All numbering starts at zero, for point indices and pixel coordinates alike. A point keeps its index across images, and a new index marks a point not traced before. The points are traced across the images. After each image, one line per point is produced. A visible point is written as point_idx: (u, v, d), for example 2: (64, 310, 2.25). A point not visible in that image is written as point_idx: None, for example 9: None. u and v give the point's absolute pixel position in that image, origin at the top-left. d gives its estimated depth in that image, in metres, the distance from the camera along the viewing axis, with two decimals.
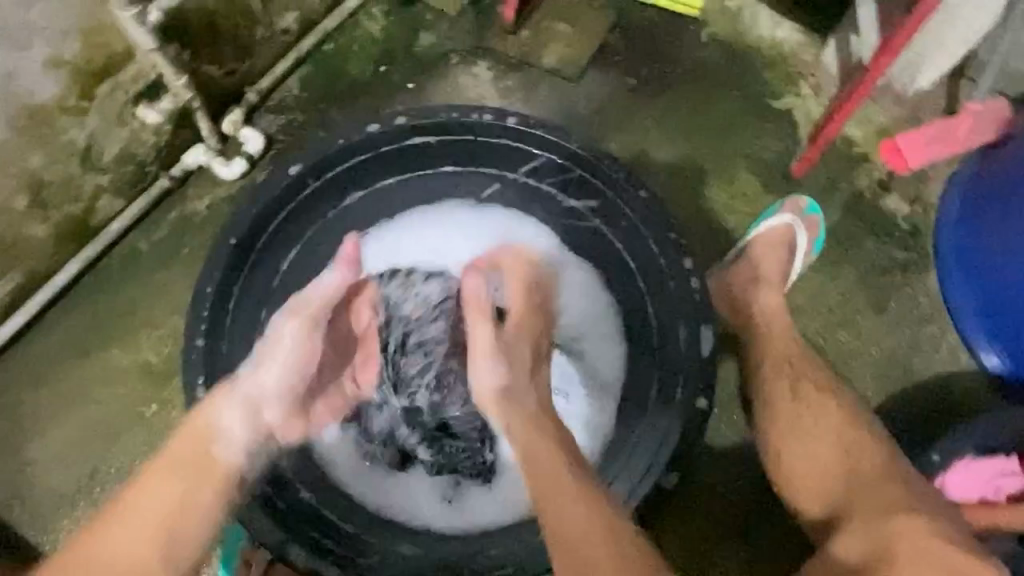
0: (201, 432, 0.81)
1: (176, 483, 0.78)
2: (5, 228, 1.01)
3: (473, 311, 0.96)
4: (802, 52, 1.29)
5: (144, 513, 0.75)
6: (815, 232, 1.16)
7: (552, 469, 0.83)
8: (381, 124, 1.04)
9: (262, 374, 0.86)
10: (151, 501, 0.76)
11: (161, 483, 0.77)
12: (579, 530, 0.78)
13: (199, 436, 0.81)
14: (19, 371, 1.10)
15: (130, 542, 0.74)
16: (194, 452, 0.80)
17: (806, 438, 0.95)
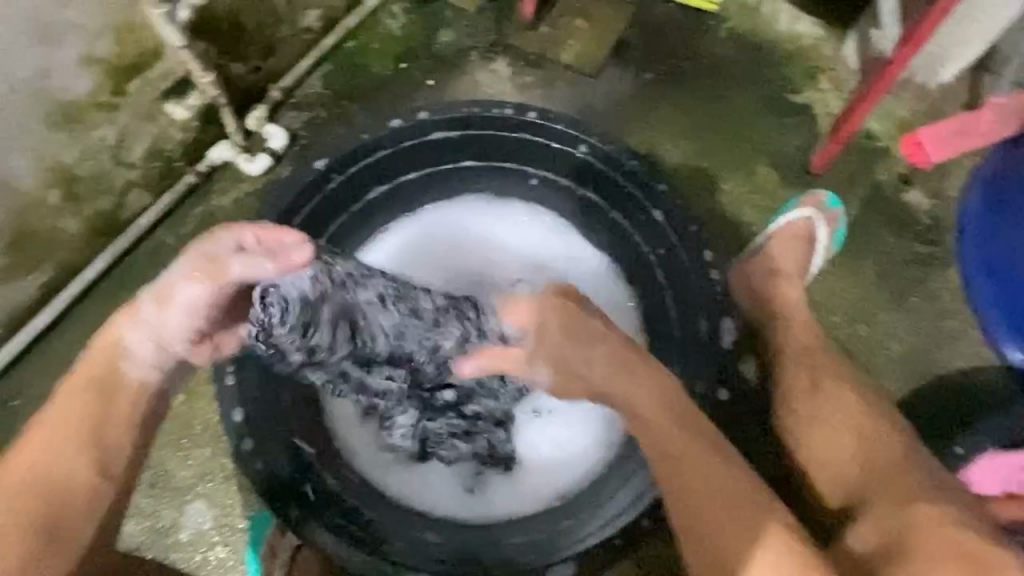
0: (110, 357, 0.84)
1: (84, 400, 0.82)
2: (39, 222, 1.04)
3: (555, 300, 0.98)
4: (822, 47, 1.29)
5: (63, 426, 0.81)
6: (834, 226, 1.15)
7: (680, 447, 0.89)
8: (405, 119, 1.06)
9: (165, 314, 0.81)
10: (60, 426, 0.81)
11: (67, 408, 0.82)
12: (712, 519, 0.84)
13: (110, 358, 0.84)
14: (50, 361, 1.13)
15: (54, 455, 0.80)
16: (102, 375, 0.84)
17: (827, 429, 0.95)
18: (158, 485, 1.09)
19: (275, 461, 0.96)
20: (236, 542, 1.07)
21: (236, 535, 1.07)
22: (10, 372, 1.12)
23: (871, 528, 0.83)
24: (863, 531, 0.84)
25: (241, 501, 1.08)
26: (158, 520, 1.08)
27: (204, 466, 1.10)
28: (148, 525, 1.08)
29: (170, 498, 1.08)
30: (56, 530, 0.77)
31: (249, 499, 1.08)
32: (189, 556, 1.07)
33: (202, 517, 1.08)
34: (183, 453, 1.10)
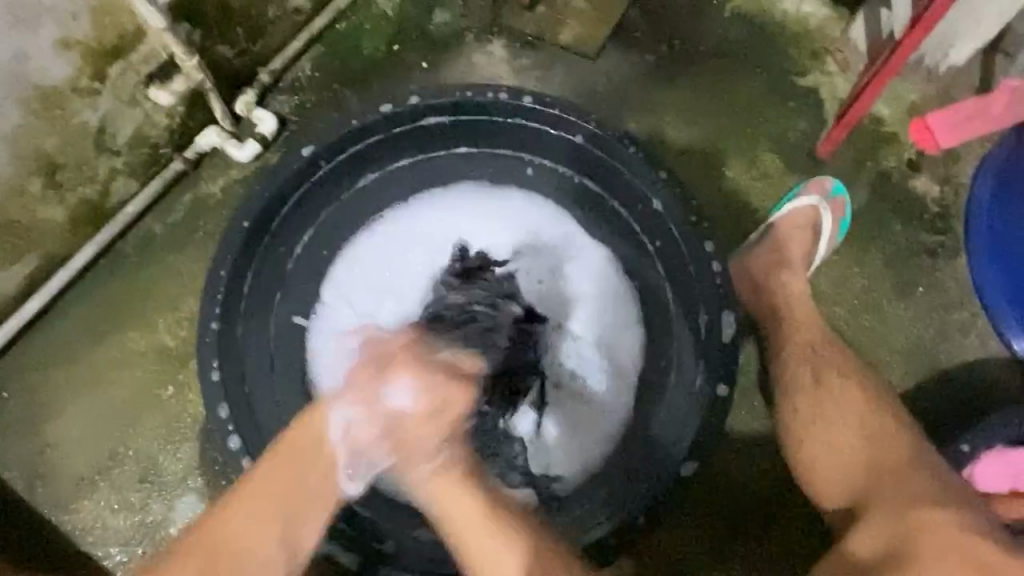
0: (314, 435, 0.89)
1: (278, 482, 0.86)
2: (20, 211, 1.01)
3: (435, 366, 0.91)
4: (830, 27, 1.25)
5: (262, 498, 0.85)
6: (840, 214, 1.12)
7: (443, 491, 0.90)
8: (395, 103, 1.01)
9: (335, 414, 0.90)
10: (259, 499, 0.85)
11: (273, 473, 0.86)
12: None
13: (304, 447, 0.88)
14: (37, 353, 1.11)
15: (245, 536, 0.84)
16: (304, 454, 0.88)
17: (828, 426, 0.93)
18: (150, 478, 1.08)
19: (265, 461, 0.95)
20: None
21: None
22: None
23: (877, 533, 0.81)
24: (866, 535, 0.82)
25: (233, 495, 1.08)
26: (150, 514, 1.08)
27: (196, 459, 1.09)
28: (138, 518, 1.08)
29: (161, 492, 1.08)
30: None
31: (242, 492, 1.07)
32: None
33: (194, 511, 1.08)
34: (175, 446, 1.09)
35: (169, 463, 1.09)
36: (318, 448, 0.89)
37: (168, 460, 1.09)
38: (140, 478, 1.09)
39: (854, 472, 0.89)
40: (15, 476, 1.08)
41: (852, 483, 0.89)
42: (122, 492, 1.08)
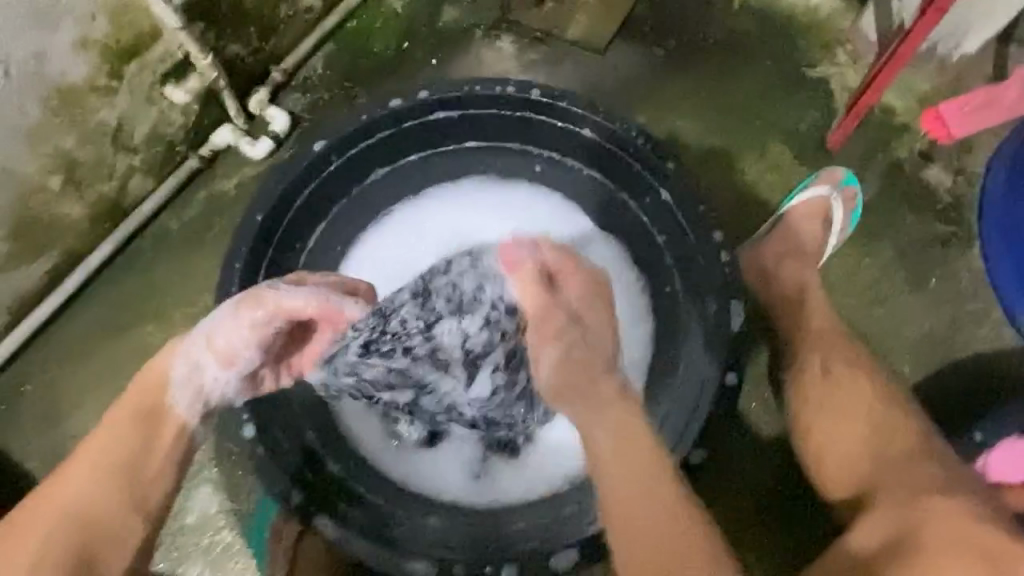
0: (151, 402, 0.89)
1: (111, 442, 0.87)
2: (42, 208, 1.04)
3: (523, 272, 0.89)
4: (839, 18, 1.24)
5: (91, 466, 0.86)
6: (852, 205, 1.11)
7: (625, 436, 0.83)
8: (404, 98, 1.03)
9: (233, 351, 0.90)
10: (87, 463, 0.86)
11: (107, 433, 0.87)
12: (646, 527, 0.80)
13: (151, 386, 0.90)
14: (57, 348, 1.14)
15: (74, 493, 0.85)
16: (135, 432, 0.88)
17: (837, 415, 0.92)
18: None
19: (280, 447, 0.95)
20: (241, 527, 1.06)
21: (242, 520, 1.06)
22: (21, 358, 1.13)
23: (884, 521, 0.81)
24: (873, 522, 0.82)
25: (247, 485, 1.07)
26: None
27: None
28: None
29: None
30: (96, 558, 0.83)
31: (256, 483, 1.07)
32: (197, 538, 1.06)
33: (209, 501, 1.07)
34: None
35: None
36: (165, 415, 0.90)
37: None
38: None
39: (862, 461, 0.89)
40: (37, 466, 1.11)
41: (859, 472, 0.89)
42: None
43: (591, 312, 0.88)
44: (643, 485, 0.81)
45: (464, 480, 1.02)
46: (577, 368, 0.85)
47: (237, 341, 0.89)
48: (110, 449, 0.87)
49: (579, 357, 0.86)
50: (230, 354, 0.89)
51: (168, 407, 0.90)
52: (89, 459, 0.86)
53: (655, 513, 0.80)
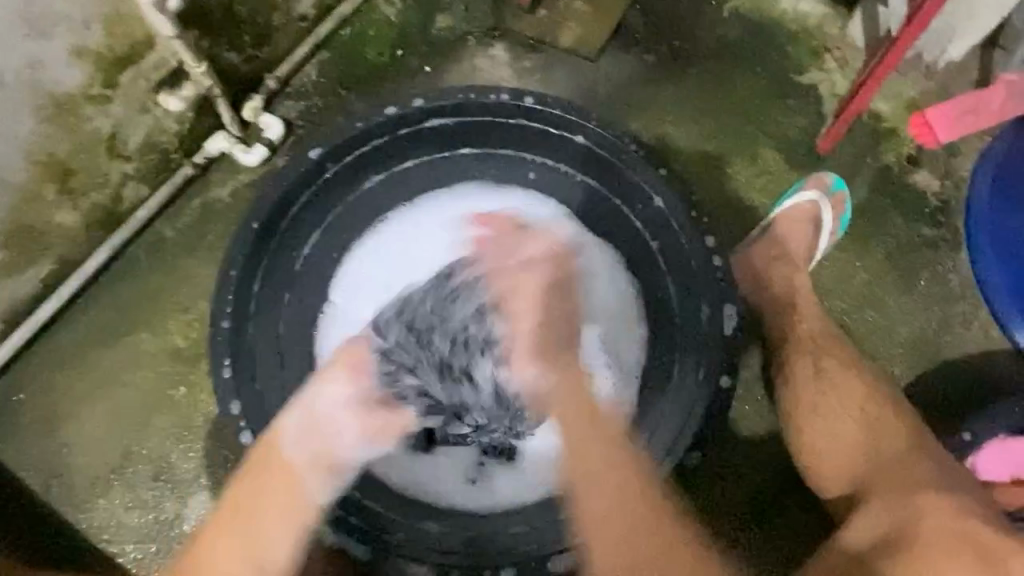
0: (274, 456, 0.88)
1: (242, 497, 0.87)
2: (36, 216, 1.03)
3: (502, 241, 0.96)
4: (827, 26, 1.26)
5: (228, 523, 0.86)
6: (841, 209, 1.13)
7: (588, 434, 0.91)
8: (401, 106, 1.04)
9: (336, 407, 0.89)
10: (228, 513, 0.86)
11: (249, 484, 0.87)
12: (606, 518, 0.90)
13: (266, 465, 0.88)
14: (51, 357, 1.13)
15: (223, 560, 0.85)
16: (266, 501, 0.87)
17: (831, 415, 0.93)
18: (163, 477, 1.10)
19: None
20: None
21: None
22: (16, 366, 1.13)
23: (881, 518, 0.82)
24: (869, 518, 0.83)
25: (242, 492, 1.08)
26: (162, 512, 1.10)
27: (207, 458, 1.11)
28: (151, 516, 1.10)
29: (172, 491, 1.10)
30: None
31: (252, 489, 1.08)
32: None
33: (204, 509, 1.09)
34: (187, 445, 1.11)
35: (181, 461, 1.11)
36: (284, 467, 0.87)
37: (180, 460, 1.11)
38: (152, 477, 1.10)
39: (856, 459, 0.90)
40: (31, 476, 1.10)
41: (852, 470, 0.90)
42: (135, 490, 1.10)
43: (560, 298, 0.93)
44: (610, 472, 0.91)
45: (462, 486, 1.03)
46: (544, 348, 0.91)
47: (344, 392, 0.89)
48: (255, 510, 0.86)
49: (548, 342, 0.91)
50: (323, 412, 0.89)
51: (298, 479, 0.87)
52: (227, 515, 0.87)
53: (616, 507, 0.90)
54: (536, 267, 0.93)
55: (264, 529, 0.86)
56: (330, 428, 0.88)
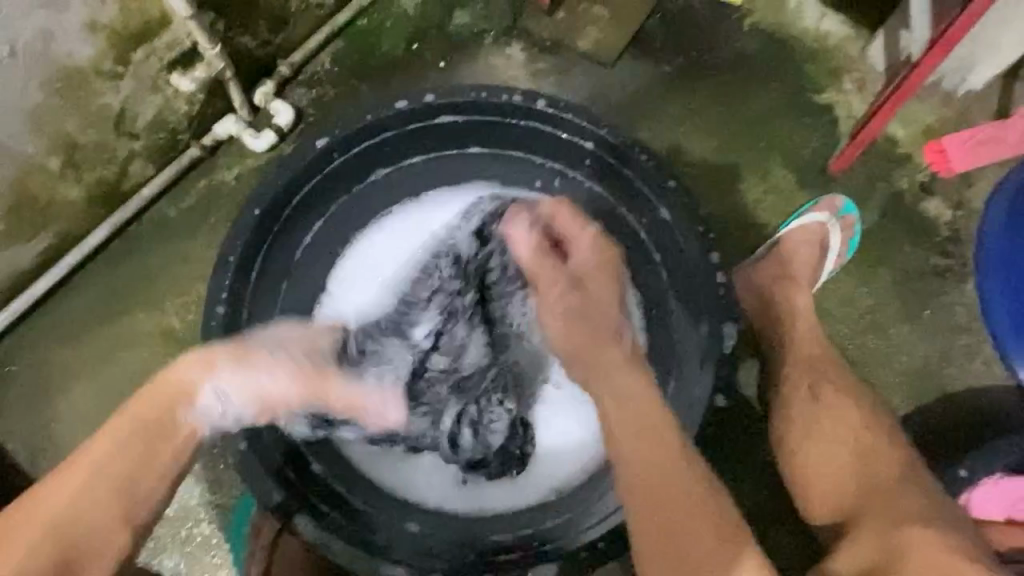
0: (166, 406, 0.78)
1: (111, 455, 0.72)
2: (40, 189, 1.03)
3: (597, 276, 0.92)
4: (849, 46, 1.25)
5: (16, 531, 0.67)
6: (849, 233, 1.12)
7: (637, 403, 0.80)
8: (410, 101, 1.02)
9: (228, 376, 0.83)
10: (72, 482, 0.70)
11: (108, 441, 0.73)
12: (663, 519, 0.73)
13: (169, 396, 0.79)
14: (48, 329, 1.13)
15: (59, 498, 0.69)
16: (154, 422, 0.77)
17: (822, 441, 0.92)
18: None
19: (262, 442, 0.93)
20: (207, 555, 1.07)
21: (207, 550, 1.07)
22: (12, 335, 1.13)
23: (869, 551, 0.80)
24: (856, 550, 0.81)
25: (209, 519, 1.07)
26: None
27: None
28: None
29: None
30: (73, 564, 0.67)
31: (221, 518, 1.08)
32: (175, 530, 1.07)
33: (191, 493, 1.08)
34: None
35: None
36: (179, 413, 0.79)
37: None
38: None
39: (846, 492, 0.88)
40: (19, 448, 1.10)
41: (838, 500, 0.89)
42: None
43: (591, 287, 0.91)
44: (655, 450, 0.77)
45: (439, 492, 1.02)
46: (571, 310, 0.90)
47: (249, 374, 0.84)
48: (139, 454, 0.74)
49: (579, 313, 0.89)
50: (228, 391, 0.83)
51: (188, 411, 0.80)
52: (79, 467, 0.71)
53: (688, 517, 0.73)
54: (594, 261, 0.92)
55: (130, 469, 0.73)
56: (222, 392, 0.83)
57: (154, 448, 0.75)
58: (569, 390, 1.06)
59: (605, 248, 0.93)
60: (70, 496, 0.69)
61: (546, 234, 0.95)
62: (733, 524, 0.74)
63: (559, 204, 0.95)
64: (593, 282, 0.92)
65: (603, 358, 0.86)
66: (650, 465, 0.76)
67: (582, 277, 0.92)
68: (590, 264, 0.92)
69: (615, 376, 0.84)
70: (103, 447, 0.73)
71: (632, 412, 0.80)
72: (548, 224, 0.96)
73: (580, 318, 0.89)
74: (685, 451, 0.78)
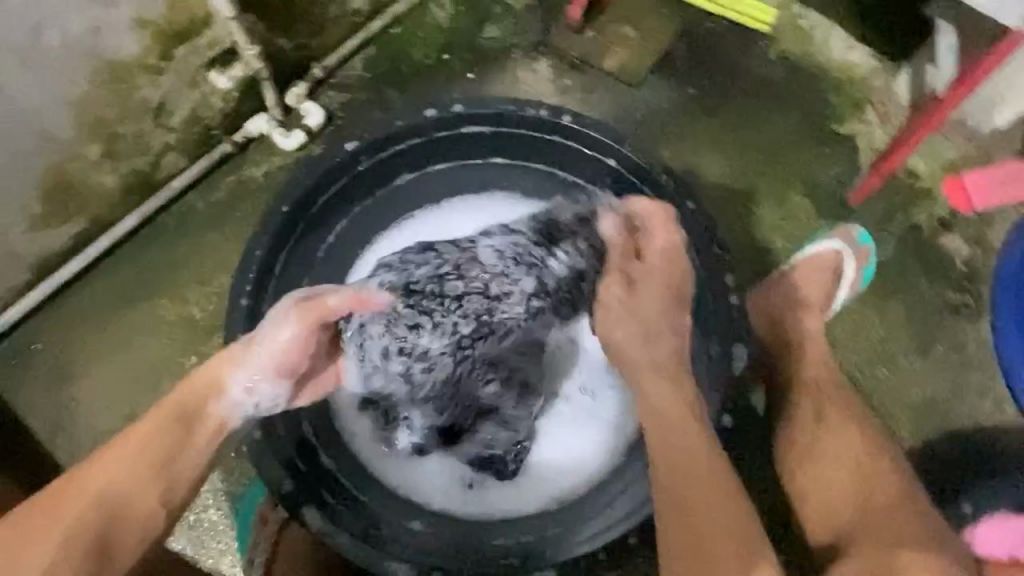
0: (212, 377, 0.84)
1: (151, 446, 0.78)
2: (77, 176, 1.06)
3: (663, 279, 0.93)
4: (874, 78, 1.26)
5: (49, 515, 0.72)
6: (864, 263, 1.13)
7: (675, 409, 0.85)
8: (440, 109, 1.05)
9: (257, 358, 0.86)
10: (114, 467, 0.76)
11: (152, 430, 0.79)
12: (688, 513, 0.79)
13: (204, 385, 0.83)
14: (74, 311, 1.16)
15: (102, 482, 0.75)
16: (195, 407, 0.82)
17: (823, 463, 0.93)
18: None
19: (275, 433, 0.95)
20: (213, 543, 1.09)
21: (214, 538, 1.09)
22: (39, 315, 1.16)
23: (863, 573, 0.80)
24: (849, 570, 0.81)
25: (217, 507, 1.10)
26: None
27: None
28: None
29: None
30: (109, 546, 0.73)
31: (229, 507, 1.10)
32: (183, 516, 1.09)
33: None
34: None
35: None
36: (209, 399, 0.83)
37: None
38: None
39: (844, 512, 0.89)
40: (38, 425, 1.13)
41: (836, 522, 0.89)
42: None
43: (647, 289, 0.93)
44: (692, 451, 0.82)
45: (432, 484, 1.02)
46: (626, 306, 0.92)
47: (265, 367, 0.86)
48: (176, 445, 0.79)
49: (636, 314, 0.92)
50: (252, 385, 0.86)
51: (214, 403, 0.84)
52: (122, 455, 0.77)
53: (716, 517, 0.78)
54: (663, 264, 0.94)
55: (170, 460, 0.79)
56: (250, 379, 0.85)
57: (184, 432, 0.80)
58: (579, 402, 1.05)
59: (679, 247, 0.95)
60: (115, 482, 0.75)
61: (627, 232, 0.97)
62: (755, 539, 0.77)
63: (652, 203, 0.96)
64: (649, 282, 0.93)
65: (649, 359, 0.89)
66: (684, 465, 0.81)
67: (647, 275, 0.94)
68: (661, 263, 0.94)
69: (663, 384, 0.87)
70: (143, 437, 0.78)
71: (671, 416, 0.85)
72: (631, 223, 0.97)
73: (633, 316, 0.92)
74: (719, 459, 0.83)
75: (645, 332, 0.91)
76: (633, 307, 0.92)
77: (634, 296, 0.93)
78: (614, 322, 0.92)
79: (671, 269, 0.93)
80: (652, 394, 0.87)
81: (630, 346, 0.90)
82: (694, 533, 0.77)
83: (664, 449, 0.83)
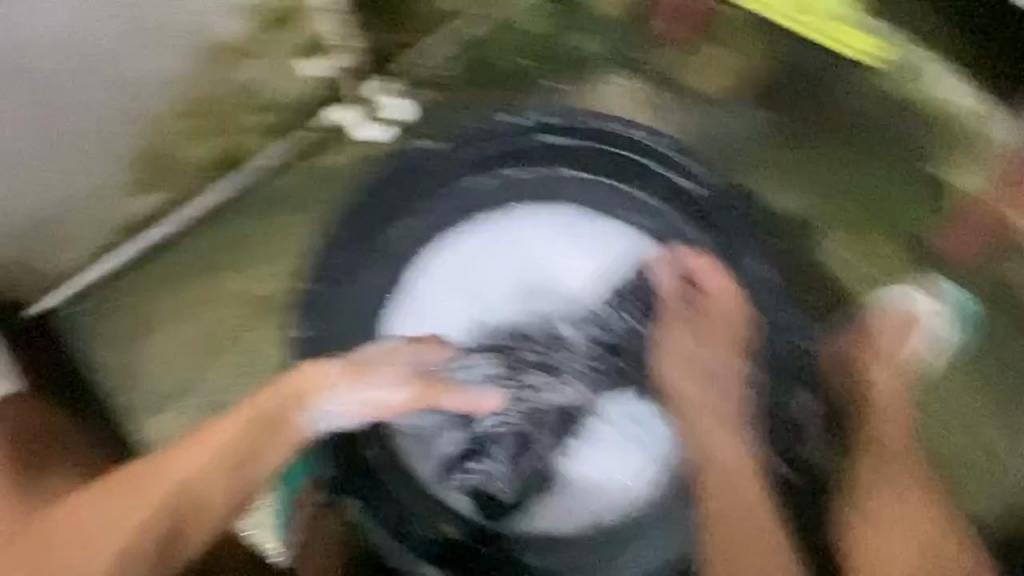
0: (297, 392, 0.95)
1: (223, 446, 0.91)
2: (165, 150, 1.10)
3: (727, 334, 1.04)
4: (984, 119, 1.13)
5: (137, 489, 0.87)
6: (942, 317, 1.13)
7: (724, 434, 1.01)
8: (518, 116, 1.08)
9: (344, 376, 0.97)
10: (194, 458, 0.90)
11: (232, 427, 0.93)
12: (736, 528, 0.96)
13: (297, 396, 0.95)
14: (145, 276, 1.21)
15: (179, 469, 0.89)
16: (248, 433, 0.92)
17: (899, 526, 0.97)
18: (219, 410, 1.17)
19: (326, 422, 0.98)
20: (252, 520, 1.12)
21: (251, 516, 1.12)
22: (110, 284, 1.20)
23: None
24: None
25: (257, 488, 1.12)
26: None
27: None
28: None
29: None
30: (183, 528, 0.88)
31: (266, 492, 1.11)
32: None
33: None
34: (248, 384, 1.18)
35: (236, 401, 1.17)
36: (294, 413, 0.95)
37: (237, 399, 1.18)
38: (210, 407, 1.18)
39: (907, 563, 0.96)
40: (107, 377, 1.19)
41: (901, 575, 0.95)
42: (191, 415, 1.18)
43: (713, 335, 1.05)
44: (742, 474, 0.99)
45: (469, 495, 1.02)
46: (682, 340, 1.05)
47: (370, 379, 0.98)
48: (251, 446, 0.92)
49: (693, 356, 1.04)
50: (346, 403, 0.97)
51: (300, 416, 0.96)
52: (196, 447, 0.91)
53: (744, 528, 0.96)
54: (726, 307, 1.04)
55: (228, 464, 0.91)
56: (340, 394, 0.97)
57: (255, 448, 0.93)
58: (619, 433, 1.06)
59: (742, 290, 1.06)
60: (189, 470, 0.89)
61: (683, 283, 1.07)
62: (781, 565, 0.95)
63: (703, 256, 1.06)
64: (712, 325, 1.05)
65: (704, 395, 1.03)
66: (733, 483, 0.98)
67: (709, 317, 1.05)
68: (725, 304, 1.04)
69: (714, 420, 1.02)
70: (222, 434, 0.92)
71: (718, 442, 1.00)
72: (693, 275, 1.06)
73: (697, 354, 1.04)
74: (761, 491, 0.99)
75: (693, 363, 1.04)
76: (692, 348, 1.05)
77: (690, 328, 1.05)
78: (667, 350, 1.05)
79: (728, 308, 1.04)
80: (703, 427, 1.01)
81: (682, 378, 1.04)
82: (734, 544, 0.95)
83: (716, 469, 0.99)
